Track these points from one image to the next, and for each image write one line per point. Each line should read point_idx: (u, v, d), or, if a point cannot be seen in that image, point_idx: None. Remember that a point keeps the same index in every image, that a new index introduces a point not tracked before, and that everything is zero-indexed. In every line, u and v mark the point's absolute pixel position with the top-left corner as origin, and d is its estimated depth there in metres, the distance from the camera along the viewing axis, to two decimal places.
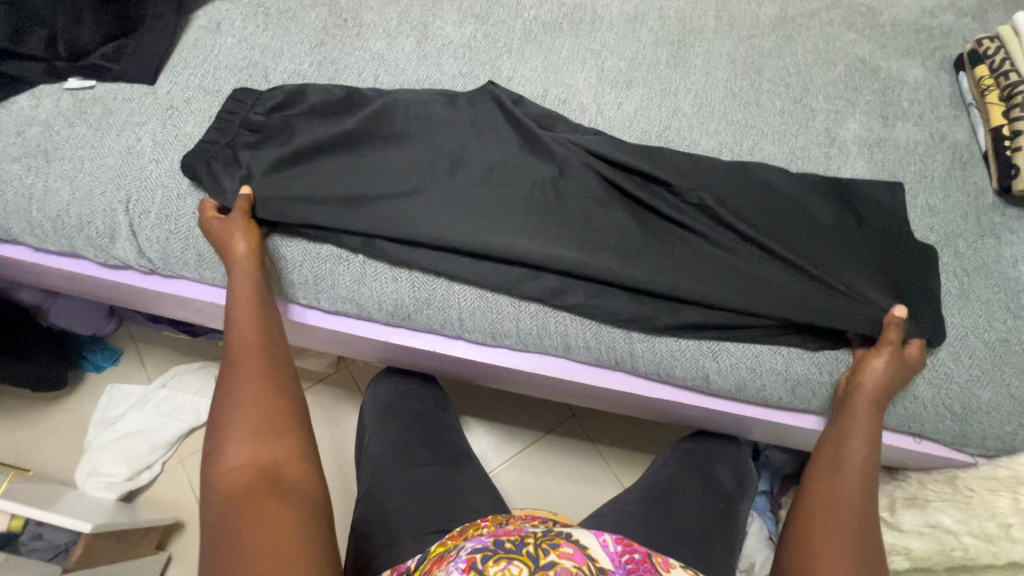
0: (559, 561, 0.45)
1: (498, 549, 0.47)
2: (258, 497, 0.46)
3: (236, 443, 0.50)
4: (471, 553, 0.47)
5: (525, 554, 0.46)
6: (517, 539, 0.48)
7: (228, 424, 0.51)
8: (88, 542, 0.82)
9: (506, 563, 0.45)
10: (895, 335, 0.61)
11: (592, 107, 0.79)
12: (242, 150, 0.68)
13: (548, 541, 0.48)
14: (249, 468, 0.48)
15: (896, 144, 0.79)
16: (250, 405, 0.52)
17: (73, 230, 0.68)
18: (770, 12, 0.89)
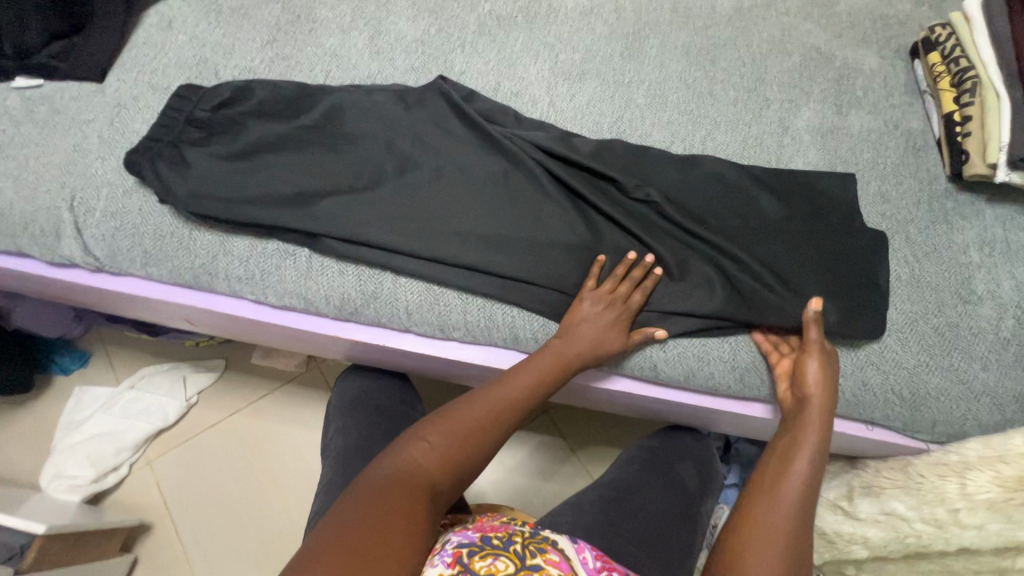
0: (545, 566, 0.45)
1: (486, 545, 0.47)
2: (406, 492, 0.48)
3: (431, 455, 0.52)
4: (457, 547, 0.47)
5: (512, 553, 0.46)
6: (505, 535, 0.48)
7: (447, 419, 0.55)
8: (43, 544, 0.79)
9: (492, 559, 0.45)
10: (815, 334, 0.61)
11: (545, 99, 0.79)
12: (186, 147, 0.67)
13: (537, 543, 0.48)
14: (427, 466, 0.51)
15: (848, 132, 0.79)
16: (449, 430, 0.54)
17: (18, 229, 0.68)
18: (726, 3, 0.89)
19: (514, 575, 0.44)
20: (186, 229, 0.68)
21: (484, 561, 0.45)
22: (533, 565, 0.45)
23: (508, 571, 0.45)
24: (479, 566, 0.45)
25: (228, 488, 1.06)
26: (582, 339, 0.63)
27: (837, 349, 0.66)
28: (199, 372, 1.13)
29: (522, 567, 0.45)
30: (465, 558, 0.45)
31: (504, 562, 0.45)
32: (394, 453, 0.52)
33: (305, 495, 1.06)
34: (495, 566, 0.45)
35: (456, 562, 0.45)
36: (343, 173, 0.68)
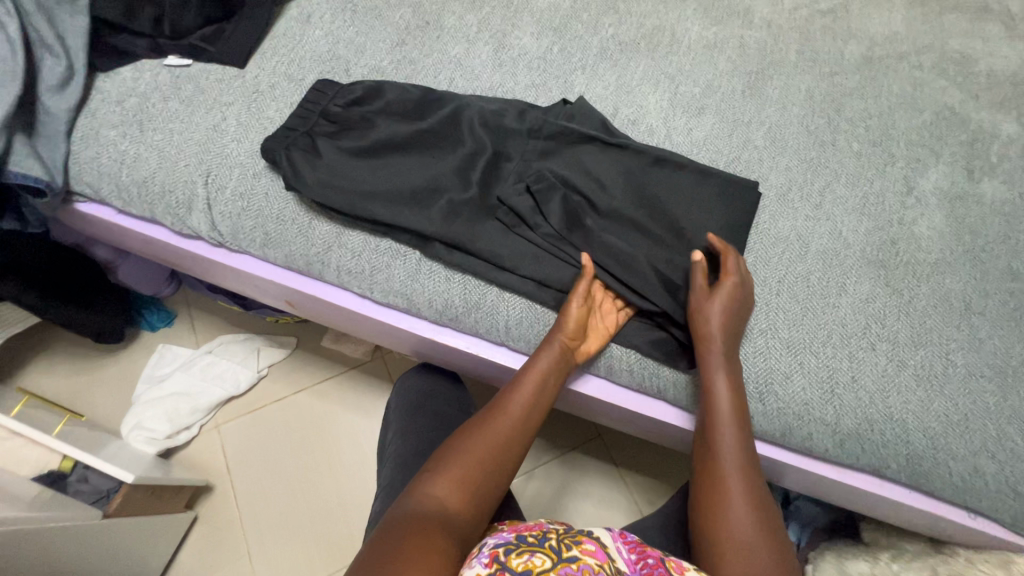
0: (581, 557, 0.47)
1: (521, 543, 0.48)
2: (420, 531, 0.48)
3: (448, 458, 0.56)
4: (493, 549, 0.48)
5: (547, 547, 0.48)
6: (539, 534, 0.50)
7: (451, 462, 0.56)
8: (127, 492, 0.85)
9: (529, 556, 0.46)
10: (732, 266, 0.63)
11: (661, 130, 0.78)
12: (319, 138, 0.71)
13: (571, 537, 0.49)
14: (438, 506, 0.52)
15: (979, 200, 0.75)
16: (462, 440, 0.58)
17: (155, 198, 0.72)
18: (856, 51, 0.87)
19: (551, 568, 0.45)
20: (306, 217, 0.70)
21: (520, 558, 0.46)
22: (570, 557, 0.47)
23: (544, 565, 0.46)
24: (516, 563, 0.45)
25: (287, 462, 1.10)
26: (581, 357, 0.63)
27: (951, 430, 0.62)
28: (272, 346, 1.17)
29: (559, 560, 0.46)
30: (502, 557, 0.46)
31: (540, 557, 0.46)
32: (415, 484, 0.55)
33: (357, 481, 1.08)
34: (532, 561, 0.46)
35: (493, 562, 0.46)
36: (459, 181, 0.70)
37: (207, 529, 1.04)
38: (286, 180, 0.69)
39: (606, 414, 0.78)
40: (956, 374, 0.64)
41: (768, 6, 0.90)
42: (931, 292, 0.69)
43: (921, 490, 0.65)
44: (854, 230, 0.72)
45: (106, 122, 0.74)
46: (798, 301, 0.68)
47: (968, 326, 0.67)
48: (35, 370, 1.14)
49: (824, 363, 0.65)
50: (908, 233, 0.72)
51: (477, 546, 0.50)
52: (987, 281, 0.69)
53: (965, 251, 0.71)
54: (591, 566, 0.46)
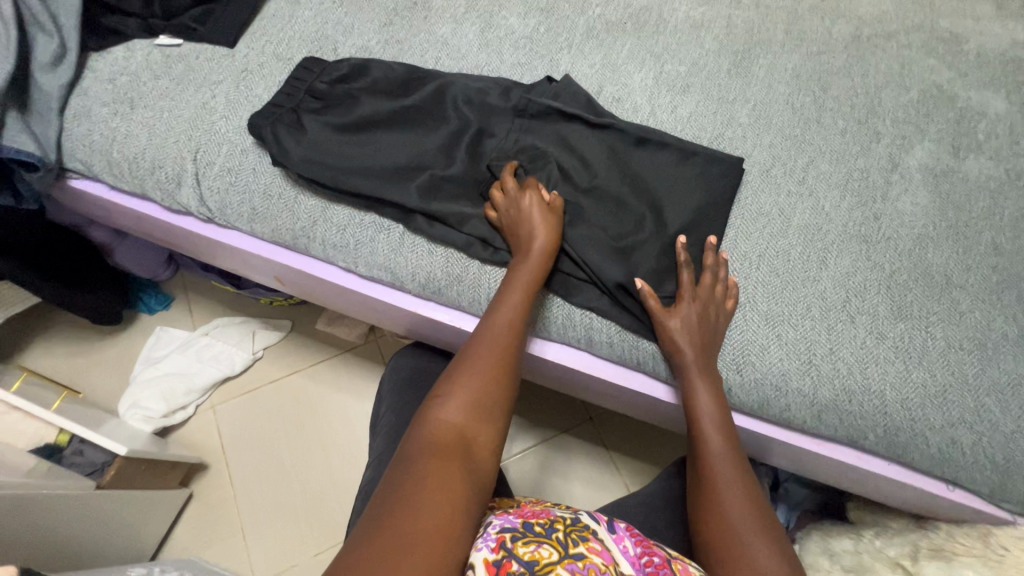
0: (587, 555, 0.46)
1: (529, 532, 0.47)
2: (442, 462, 0.48)
3: (455, 412, 0.53)
4: (500, 532, 0.47)
5: (555, 540, 0.47)
6: (546, 523, 0.49)
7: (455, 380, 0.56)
8: (121, 466, 0.87)
9: (536, 546, 0.46)
10: (711, 258, 0.66)
11: (645, 107, 0.79)
12: (305, 114, 0.72)
13: (578, 533, 0.49)
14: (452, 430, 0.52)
15: (964, 176, 0.75)
16: (463, 390, 0.55)
17: (145, 173, 0.74)
18: (844, 30, 0.86)
19: (558, 562, 0.45)
20: (293, 192, 0.72)
21: (527, 546, 0.46)
22: (577, 554, 0.46)
23: (551, 558, 0.45)
24: (523, 551, 0.45)
25: (281, 443, 1.12)
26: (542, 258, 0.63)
27: (929, 401, 0.62)
28: (267, 329, 1.19)
29: (565, 555, 0.46)
30: (508, 543, 0.46)
31: (547, 549, 0.46)
32: (416, 430, 0.52)
33: (351, 461, 1.10)
34: (539, 552, 0.45)
35: (501, 547, 0.45)
36: (443, 157, 0.70)
37: (203, 506, 1.06)
38: (272, 155, 0.70)
39: (592, 390, 0.78)
40: (935, 347, 0.64)
41: None
42: (913, 266, 0.69)
43: (901, 463, 0.65)
44: (836, 205, 0.73)
45: (98, 100, 0.75)
46: (778, 275, 0.68)
47: (949, 299, 0.67)
48: (36, 350, 1.16)
49: (802, 335, 0.65)
50: (891, 209, 0.72)
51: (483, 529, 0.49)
52: (970, 255, 0.69)
53: (949, 227, 0.71)
54: (597, 565, 0.46)
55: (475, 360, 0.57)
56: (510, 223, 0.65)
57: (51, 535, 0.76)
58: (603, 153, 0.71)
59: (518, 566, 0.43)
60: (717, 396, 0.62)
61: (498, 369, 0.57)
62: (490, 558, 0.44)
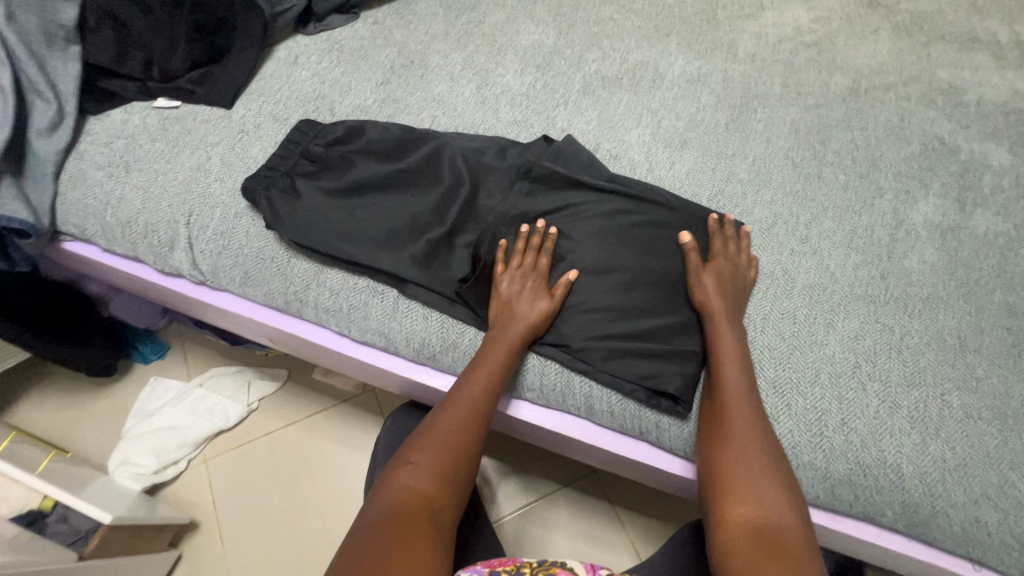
0: None
1: None
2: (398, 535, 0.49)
3: (421, 481, 0.54)
4: None
5: None
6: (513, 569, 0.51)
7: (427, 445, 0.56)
8: (105, 533, 0.84)
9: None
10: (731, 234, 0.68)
11: (643, 164, 0.78)
12: (298, 178, 0.71)
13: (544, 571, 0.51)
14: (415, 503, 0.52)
15: (972, 233, 0.73)
16: (431, 450, 0.56)
17: (138, 237, 0.73)
18: (841, 83, 0.86)
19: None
20: (286, 255, 0.70)
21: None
22: None
23: None
24: None
25: (274, 499, 1.08)
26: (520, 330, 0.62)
27: (948, 476, 0.59)
28: (263, 379, 1.17)
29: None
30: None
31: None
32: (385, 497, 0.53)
33: (344, 519, 1.06)
34: None
35: None
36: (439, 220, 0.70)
37: (190, 568, 1.02)
38: (266, 221, 0.70)
39: (592, 457, 0.75)
40: (952, 417, 0.61)
41: (752, 39, 0.91)
42: (923, 329, 0.66)
43: (922, 541, 0.62)
44: (841, 264, 0.71)
45: (94, 164, 0.75)
46: (784, 340, 0.66)
47: (964, 364, 0.64)
48: (29, 403, 1.15)
49: (812, 405, 0.62)
50: (897, 268, 0.70)
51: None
52: (983, 316, 0.67)
53: (958, 286, 0.69)
54: None
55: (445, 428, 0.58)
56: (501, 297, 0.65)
57: None
58: (600, 211, 0.69)
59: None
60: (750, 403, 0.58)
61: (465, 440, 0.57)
62: None
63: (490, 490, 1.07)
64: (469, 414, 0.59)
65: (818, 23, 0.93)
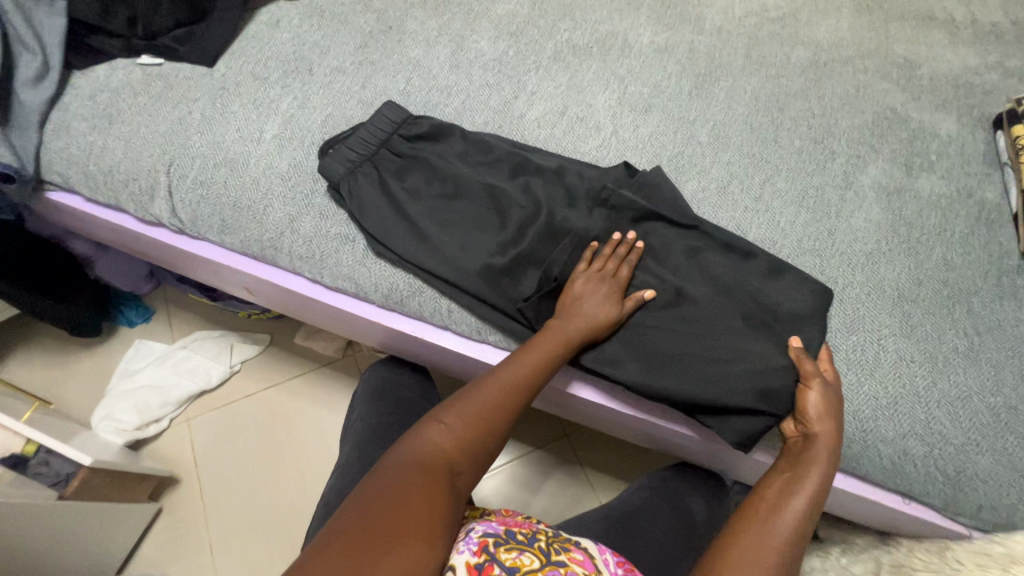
0: (568, 563, 0.51)
1: (512, 540, 0.52)
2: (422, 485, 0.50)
3: (447, 441, 0.54)
4: (483, 537, 0.52)
5: (537, 549, 0.52)
6: (529, 535, 0.54)
7: (462, 411, 0.57)
8: (86, 476, 0.88)
9: (518, 553, 0.51)
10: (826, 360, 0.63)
11: (608, 126, 0.81)
12: (384, 170, 0.73)
13: (560, 544, 0.54)
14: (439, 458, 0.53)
15: (916, 194, 0.77)
16: (468, 415, 0.57)
17: (120, 185, 0.76)
18: (802, 56, 0.90)
19: (539, 568, 0.49)
20: (262, 205, 0.73)
21: (510, 553, 0.50)
22: (558, 561, 0.51)
23: (532, 564, 0.50)
24: (506, 557, 0.50)
25: (254, 457, 1.11)
26: (578, 318, 0.63)
27: (880, 413, 0.63)
28: (245, 342, 1.19)
29: (547, 562, 0.50)
30: (491, 548, 0.51)
31: (529, 557, 0.50)
32: (410, 445, 0.54)
33: (321, 477, 1.09)
34: (521, 558, 0.50)
35: (483, 551, 0.50)
36: (421, 181, 0.73)
37: (171, 522, 1.05)
38: (351, 214, 0.72)
39: (574, 407, 0.80)
40: (886, 359, 0.65)
41: (719, 13, 0.94)
42: (865, 280, 0.70)
43: (856, 475, 0.66)
44: (792, 221, 0.75)
45: (78, 116, 0.78)
46: None
47: (901, 312, 0.68)
48: (14, 362, 1.17)
49: None
50: (844, 225, 0.74)
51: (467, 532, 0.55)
52: (921, 270, 0.71)
53: (901, 242, 0.73)
54: (578, 572, 0.50)
55: (481, 401, 0.58)
56: (570, 290, 0.65)
57: (11, 543, 0.76)
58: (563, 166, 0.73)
59: (500, 569, 0.48)
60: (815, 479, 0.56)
61: (497, 414, 0.58)
62: (472, 561, 0.49)
63: None
64: (510, 392, 0.59)
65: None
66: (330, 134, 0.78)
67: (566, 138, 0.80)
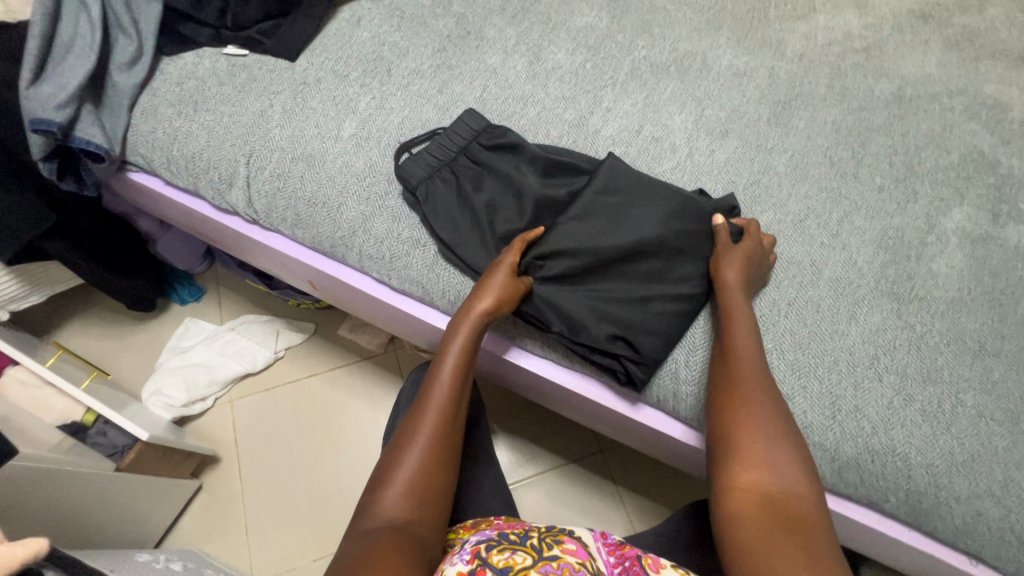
0: (562, 556, 0.49)
1: (503, 541, 0.50)
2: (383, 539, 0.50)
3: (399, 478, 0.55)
4: (475, 546, 0.50)
5: (529, 545, 0.50)
6: (521, 532, 0.52)
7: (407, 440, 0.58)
8: (141, 450, 0.90)
9: (511, 553, 0.48)
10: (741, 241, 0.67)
11: (683, 149, 0.80)
12: (462, 176, 0.74)
13: (552, 536, 0.51)
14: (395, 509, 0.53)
15: (1003, 244, 0.74)
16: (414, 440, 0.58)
17: (200, 172, 0.78)
18: (886, 89, 0.87)
19: (532, 565, 0.47)
20: (336, 202, 0.74)
21: (502, 554, 0.48)
22: (551, 555, 0.49)
23: (525, 562, 0.48)
24: (498, 559, 0.48)
25: (293, 444, 1.13)
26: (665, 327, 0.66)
27: (956, 469, 0.61)
28: (291, 329, 1.21)
29: (539, 558, 0.48)
30: (483, 554, 0.48)
31: (522, 554, 0.48)
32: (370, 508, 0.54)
33: (357, 470, 1.10)
34: (513, 558, 0.48)
35: (475, 558, 0.48)
36: (496, 190, 0.73)
37: (209, 499, 1.07)
38: (426, 220, 0.72)
39: (626, 432, 0.78)
40: (965, 414, 0.63)
41: (801, 40, 0.92)
42: (945, 329, 0.68)
43: (922, 531, 0.64)
44: (869, 261, 0.73)
45: (166, 101, 0.80)
46: (806, 325, 0.68)
47: (982, 366, 0.66)
48: (71, 329, 1.21)
49: (827, 389, 0.65)
50: (925, 269, 0.72)
51: (459, 547, 0.53)
52: (1005, 324, 0.68)
53: (984, 293, 0.70)
54: (572, 564, 0.48)
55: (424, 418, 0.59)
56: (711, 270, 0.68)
57: (73, 513, 0.79)
58: (647, 186, 0.72)
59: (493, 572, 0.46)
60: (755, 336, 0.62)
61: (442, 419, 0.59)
62: (464, 570, 0.47)
63: (497, 455, 1.10)
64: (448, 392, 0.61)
65: (868, 29, 0.94)
66: (405, 137, 0.79)
67: (641, 157, 0.79)
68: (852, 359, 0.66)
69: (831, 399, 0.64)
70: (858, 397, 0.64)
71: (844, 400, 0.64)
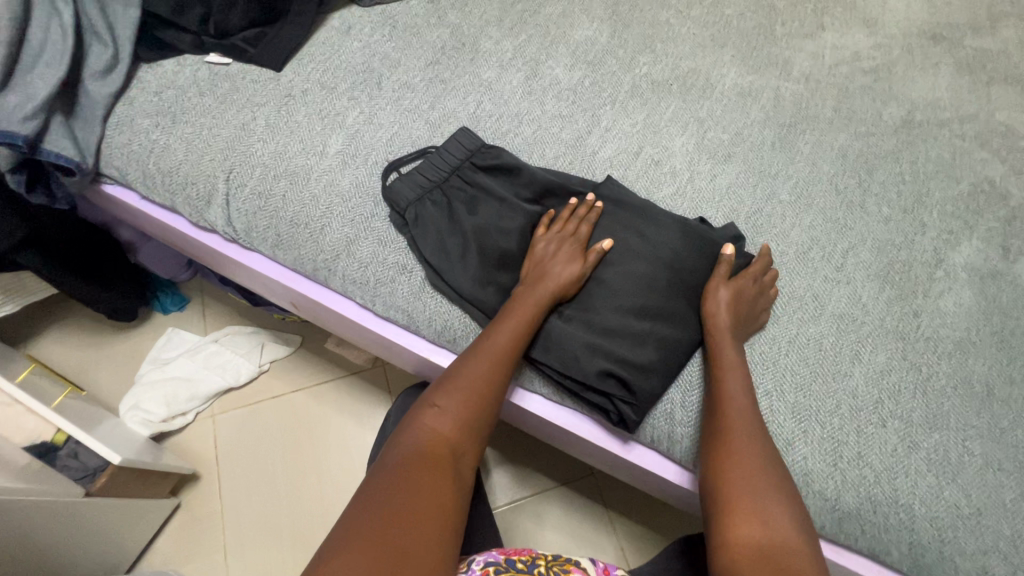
0: None
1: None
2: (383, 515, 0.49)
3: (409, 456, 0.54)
4: None
5: None
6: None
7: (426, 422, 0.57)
8: (114, 472, 0.86)
9: None
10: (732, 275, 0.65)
11: (684, 173, 0.77)
12: (453, 198, 0.71)
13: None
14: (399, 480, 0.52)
15: (1013, 281, 0.71)
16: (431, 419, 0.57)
17: (177, 187, 0.74)
18: (895, 113, 0.84)
19: None
20: (320, 223, 0.71)
21: None
22: None
23: None
24: None
25: (275, 461, 1.10)
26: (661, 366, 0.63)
27: (961, 523, 0.58)
28: (277, 342, 1.18)
29: None
30: None
31: None
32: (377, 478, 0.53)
33: (341, 490, 1.07)
34: None
35: None
36: (488, 214, 0.70)
37: (188, 519, 1.04)
38: (413, 246, 0.69)
39: (618, 468, 0.75)
40: (971, 464, 0.60)
41: (808, 59, 0.89)
42: (951, 371, 0.65)
43: None
44: (875, 297, 0.70)
45: (143, 111, 0.76)
46: (808, 365, 0.65)
47: (990, 413, 0.63)
48: (49, 339, 1.17)
49: (828, 435, 0.62)
50: (932, 307, 0.69)
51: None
52: (1015, 367, 0.65)
53: (993, 333, 0.68)
54: None
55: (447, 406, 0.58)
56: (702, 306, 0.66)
57: (40, 543, 0.75)
58: (645, 214, 0.69)
59: None
60: (746, 379, 0.59)
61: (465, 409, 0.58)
62: None
63: (486, 477, 1.07)
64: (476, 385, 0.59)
65: (878, 50, 0.91)
66: (394, 154, 0.75)
67: (639, 181, 0.76)
68: (856, 403, 0.63)
69: (833, 445, 0.61)
70: (861, 442, 0.61)
71: (847, 444, 0.61)
